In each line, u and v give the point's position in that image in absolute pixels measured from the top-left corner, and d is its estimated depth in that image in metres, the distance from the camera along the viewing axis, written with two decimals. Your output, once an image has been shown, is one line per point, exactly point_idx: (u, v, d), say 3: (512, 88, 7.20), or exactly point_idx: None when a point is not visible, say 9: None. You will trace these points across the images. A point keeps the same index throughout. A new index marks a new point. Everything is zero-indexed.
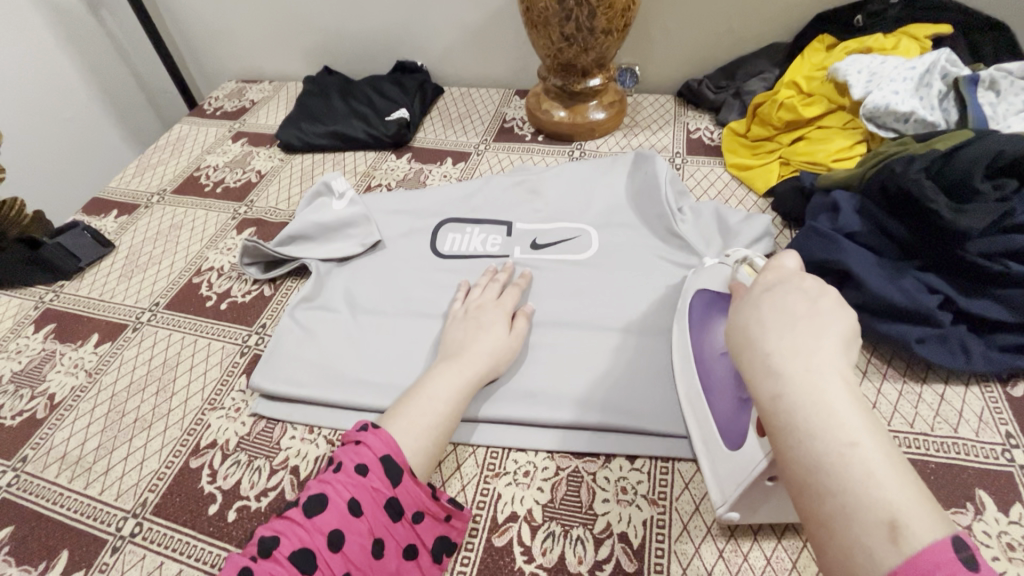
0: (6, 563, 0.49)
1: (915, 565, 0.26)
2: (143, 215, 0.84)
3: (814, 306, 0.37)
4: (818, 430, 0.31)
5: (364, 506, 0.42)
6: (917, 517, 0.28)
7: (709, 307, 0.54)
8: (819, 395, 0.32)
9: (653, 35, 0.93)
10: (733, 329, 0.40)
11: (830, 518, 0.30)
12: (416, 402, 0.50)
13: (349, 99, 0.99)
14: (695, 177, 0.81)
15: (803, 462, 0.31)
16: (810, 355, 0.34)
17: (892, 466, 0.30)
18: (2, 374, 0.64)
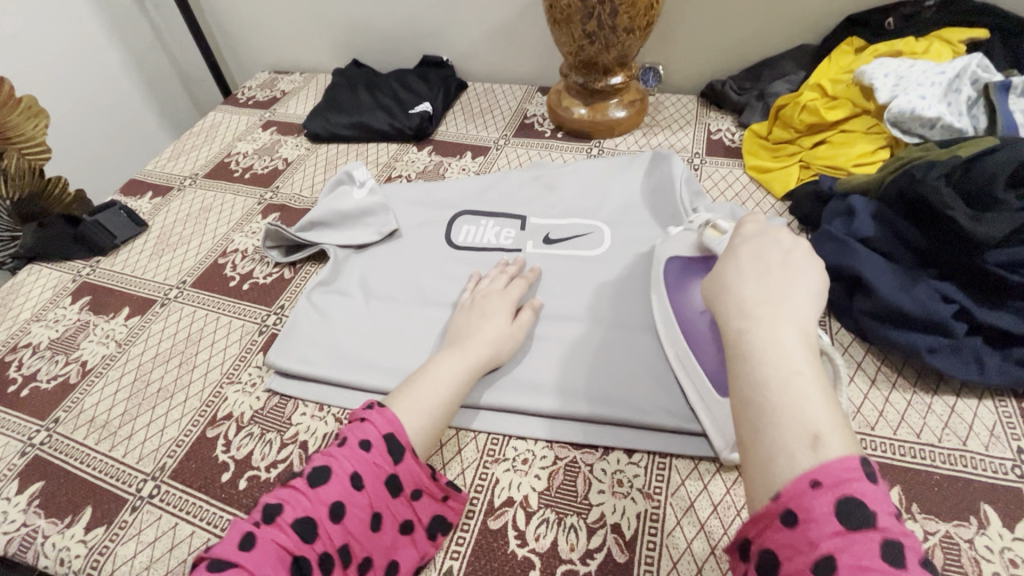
0: (36, 514, 0.53)
1: (829, 469, 0.30)
2: (176, 197, 0.88)
3: (788, 261, 0.40)
4: (770, 359, 0.35)
5: (366, 481, 0.44)
6: (836, 436, 0.32)
7: (683, 274, 0.57)
8: (779, 332, 0.35)
9: (677, 36, 0.92)
10: (714, 278, 0.42)
11: (758, 426, 0.34)
12: (421, 385, 0.52)
13: (375, 92, 1.01)
14: (713, 178, 0.81)
15: (750, 381, 0.35)
16: (779, 302, 0.37)
17: (828, 396, 0.33)
18: (40, 341, 0.68)
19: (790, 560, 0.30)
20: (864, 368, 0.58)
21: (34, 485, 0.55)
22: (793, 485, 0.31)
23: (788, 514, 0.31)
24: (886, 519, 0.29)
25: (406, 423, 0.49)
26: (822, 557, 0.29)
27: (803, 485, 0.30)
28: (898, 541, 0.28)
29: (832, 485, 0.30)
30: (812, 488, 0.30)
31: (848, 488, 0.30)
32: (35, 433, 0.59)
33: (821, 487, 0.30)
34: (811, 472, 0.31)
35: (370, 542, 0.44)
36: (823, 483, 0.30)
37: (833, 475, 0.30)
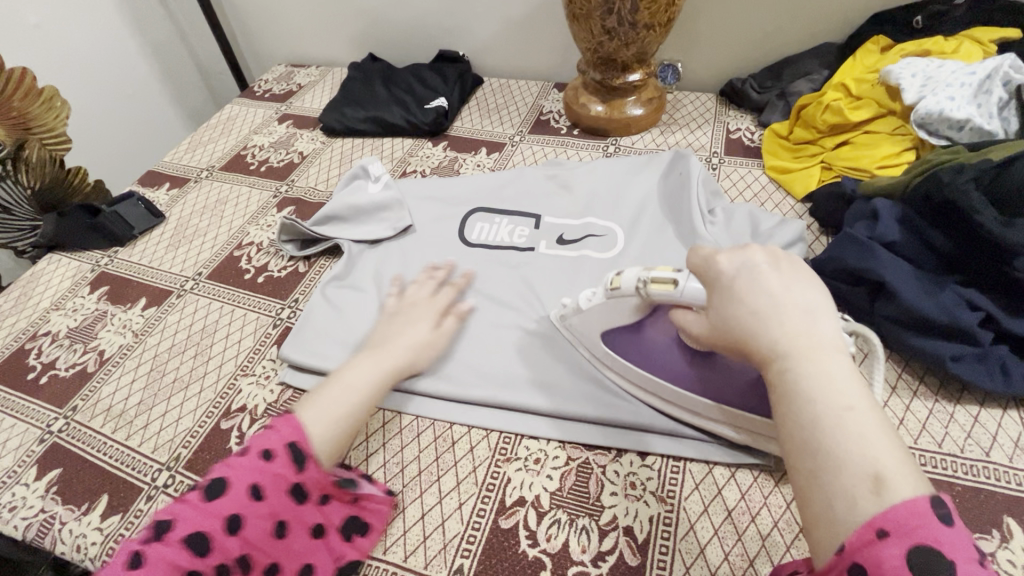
0: (54, 501, 0.53)
1: (894, 513, 0.28)
2: (192, 188, 0.88)
3: (789, 283, 0.38)
4: (817, 396, 0.33)
5: (266, 491, 0.43)
6: (902, 476, 0.29)
7: (629, 337, 0.53)
8: (819, 366, 0.34)
9: (697, 33, 0.91)
10: (722, 316, 0.40)
11: (816, 474, 0.31)
12: (331, 390, 0.50)
13: (391, 87, 1.01)
14: (731, 178, 0.80)
15: (798, 422, 0.33)
16: (810, 333, 0.35)
17: (881, 430, 0.31)
18: (59, 330, 0.69)
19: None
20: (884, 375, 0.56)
21: (52, 471, 0.56)
22: (857, 535, 0.28)
23: (857, 567, 0.28)
24: (965, 568, 0.27)
25: (312, 432, 0.46)
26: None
27: (869, 534, 0.28)
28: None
29: (901, 532, 0.28)
30: (878, 537, 0.28)
31: (921, 536, 0.27)
32: (53, 420, 0.60)
33: (889, 536, 0.28)
34: (877, 518, 0.28)
35: (276, 550, 0.43)
36: (891, 532, 0.28)
37: (902, 521, 0.28)
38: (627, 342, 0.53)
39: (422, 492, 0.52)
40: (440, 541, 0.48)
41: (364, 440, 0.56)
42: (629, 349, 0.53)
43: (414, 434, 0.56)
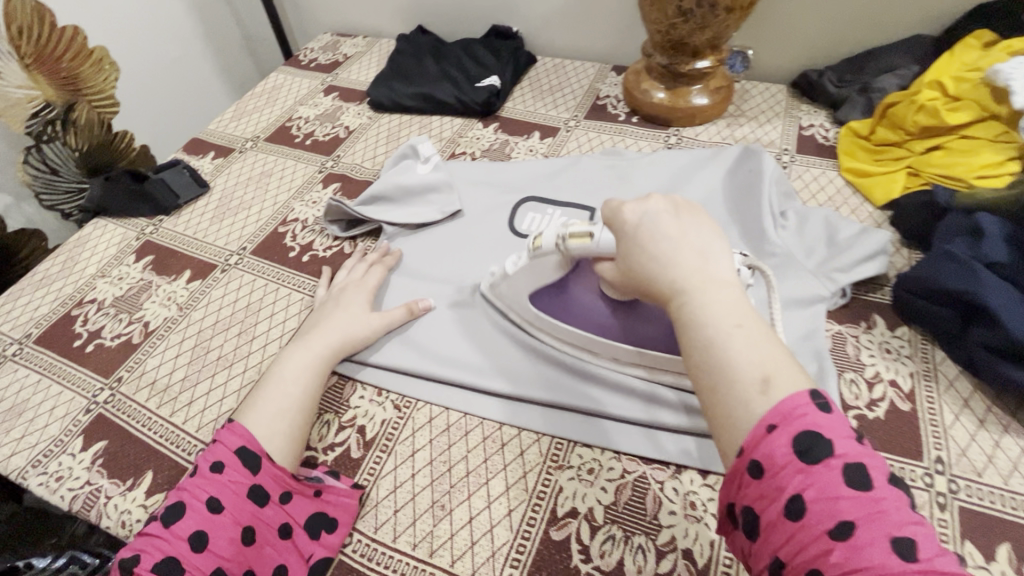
0: (99, 474, 0.53)
1: (781, 407, 0.32)
2: (237, 159, 0.86)
3: (683, 226, 0.41)
4: (710, 319, 0.36)
5: (224, 502, 0.44)
6: (785, 374, 0.33)
7: (557, 292, 0.55)
8: (709, 296, 0.37)
9: (775, 17, 0.84)
10: (626, 263, 0.42)
11: (713, 387, 0.34)
12: (269, 391, 0.52)
13: (441, 62, 0.97)
14: (803, 180, 0.75)
15: (696, 347, 0.36)
16: (699, 268, 0.38)
17: (767, 340, 0.35)
18: (105, 298, 0.68)
19: (765, 510, 0.31)
20: (971, 407, 0.52)
21: (97, 444, 0.55)
22: (752, 435, 0.32)
23: (755, 465, 0.31)
24: (843, 444, 0.31)
25: (258, 437, 0.49)
26: (791, 498, 0.30)
27: (760, 431, 0.32)
28: (861, 465, 0.30)
29: (785, 423, 0.31)
30: (768, 431, 0.31)
31: (804, 424, 0.31)
32: (98, 390, 0.59)
33: (777, 429, 0.31)
34: (767, 416, 0.32)
35: (248, 557, 0.43)
36: (778, 425, 0.31)
37: (787, 414, 0.31)
38: (555, 297, 0.55)
39: (470, 494, 0.50)
40: (488, 548, 0.47)
41: (411, 435, 0.54)
42: (551, 304, 0.56)
43: (462, 432, 0.54)
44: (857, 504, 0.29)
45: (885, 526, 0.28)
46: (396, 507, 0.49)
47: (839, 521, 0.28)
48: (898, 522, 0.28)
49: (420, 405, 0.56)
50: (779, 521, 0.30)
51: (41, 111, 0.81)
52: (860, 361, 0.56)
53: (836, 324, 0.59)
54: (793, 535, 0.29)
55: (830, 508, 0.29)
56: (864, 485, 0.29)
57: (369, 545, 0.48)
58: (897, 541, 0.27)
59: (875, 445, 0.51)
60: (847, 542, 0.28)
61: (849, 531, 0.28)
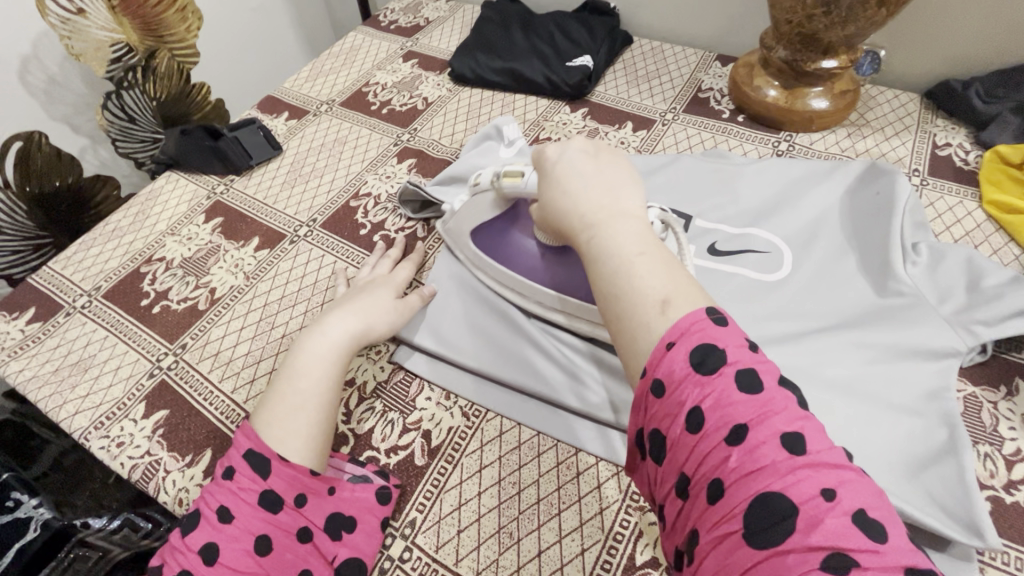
0: (159, 445, 0.52)
1: (678, 325, 0.31)
2: (311, 122, 0.83)
3: (598, 166, 0.43)
4: (614, 248, 0.37)
5: (235, 512, 0.42)
6: (684, 296, 0.33)
7: (496, 238, 0.57)
8: (614, 229, 0.38)
9: (925, 15, 0.72)
10: (545, 201, 0.44)
11: (620, 314, 0.34)
12: (284, 384, 0.48)
13: (531, 35, 0.89)
14: (936, 209, 0.66)
15: (603, 278, 0.36)
16: (611, 204, 0.40)
17: (669, 265, 0.35)
18: (173, 258, 0.66)
19: (668, 429, 0.30)
20: None
21: (158, 413, 0.54)
22: (653, 354, 0.32)
23: (657, 383, 0.31)
24: (737, 352, 0.30)
25: (268, 436, 0.45)
26: (690, 412, 0.29)
27: (660, 350, 0.31)
28: (752, 370, 0.30)
29: (683, 340, 0.31)
30: (667, 348, 0.31)
31: (700, 336, 0.31)
32: (163, 355, 0.58)
33: (675, 346, 0.31)
34: (665, 335, 0.32)
35: (267, 567, 0.41)
36: (676, 342, 0.31)
37: (684, 332, 0.31)
38: (494, 236, 0.57)
39: (540, 525, 0.46)
40: None
41: (480, 448, 0.50)
42: (493, 253, 0.57)
43: (535, 453, 0.50)
44: (748, 407, 0.28)
45: (775, 424, 0.28)
46: (459, 528, 0.46)
47: (734, 427, 0.28)
48: (787, 419, 0.28)
49: (490, 416, 0.53)
50: (681, 439, 0.29)
51: (122, 56, 0.83)
52: (997, 434, 0.49)
53: (969, 384, 0.52)
54: (693, 451, 0.29)
55: (726, 416, 0.28)
56: (754, 388, 0.29)
57: (429, 565, 0.45)
58: (786, 437, 0.27)
59: (1013, 536, 0.44)
60: (741, 446, 0.28)
61: (743, 436, 0.28)
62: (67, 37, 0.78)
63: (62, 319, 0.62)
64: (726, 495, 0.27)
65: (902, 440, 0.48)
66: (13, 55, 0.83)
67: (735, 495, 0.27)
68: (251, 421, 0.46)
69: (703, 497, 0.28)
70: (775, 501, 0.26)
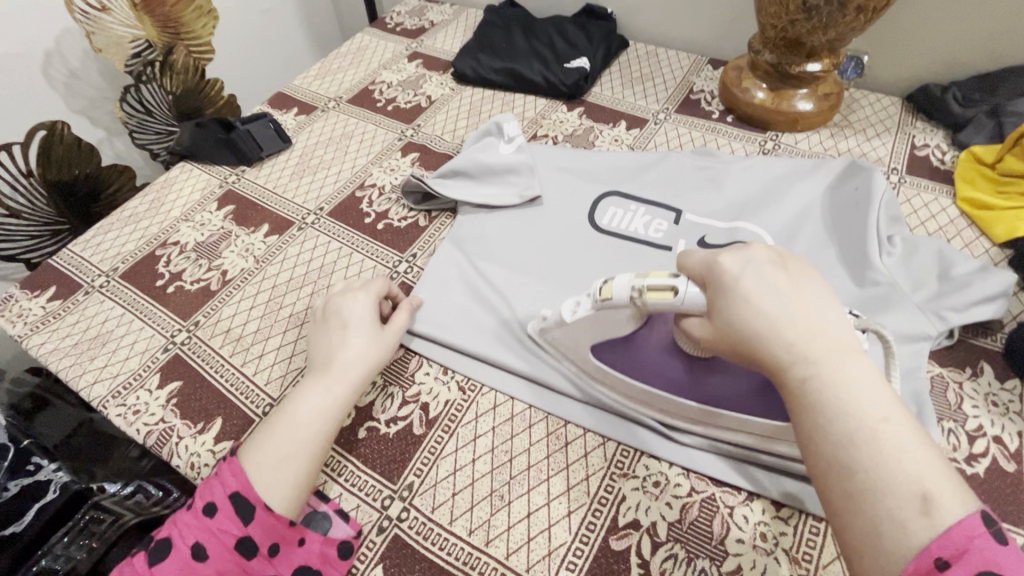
0: (173, 413, 0.55)
1: (952, 537, 0.27)
2: (319, 118, 0.86)
3: (796, 282, 0.37)
4: (850, 409, 0.31)
5: (210, 550, 0.43)
6: (948, 491, 0.29)
7: (624, 350, 0.50)
8: (844, 380, 0.32)
9: (904, 23, 0.76)
10: (723, 316, 0.37)
11: (858, 496, 0.30)
12: (280, 431, 0.47)
13: (530, 37, 0.93)
14: (912, 205, 0.69)
15: (829, 440, 0.31)
16: (830, 341, 0.34)
17: (919, 441, 0.30)
18: (187, 242, 0.70)
19: None
20: None
21: (172, 383, 0.57)
22: (918, 569, 0.27)
23: None
24: None
25: (258, 483, 0.45)
26: None
27: (928, 564, 0.27)
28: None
29: (959, 559, 0.27)
30: (938, 567, 0.27)
31: (982, 561, 0.27)
32: (176, 331, 0.61)
33: (950, 566, 0.27)
34: (933, 546, 0.27)
35: None
36: (952, 561, 0.27)
37: (957, 546, 0.27)
38: (620, 349, 0.50)
39: (530, 489, 0.49)
40: (544, 546, 0.46)
41: (474, 419, 0.54)
42: (619, 364, 0.50)
43: (526, 424, 0.53)
44: None
45: None
46: (454, 490, 0.49)
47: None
48: None
49: (486, 390, 0.56)
50: None
51: (141, 51, 0.88)
52: (961, 412, 0.52)
53: (936, 366, 0.55)
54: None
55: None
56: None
57: (425, 524, 0.48)
58: None
59: None
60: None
61: None
62: (91, 32, 0.82)
63: (81, 297, 0.65)
64: None
65: None
66: (38, 50, 0.87)
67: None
68: (239, 457, 0.47)
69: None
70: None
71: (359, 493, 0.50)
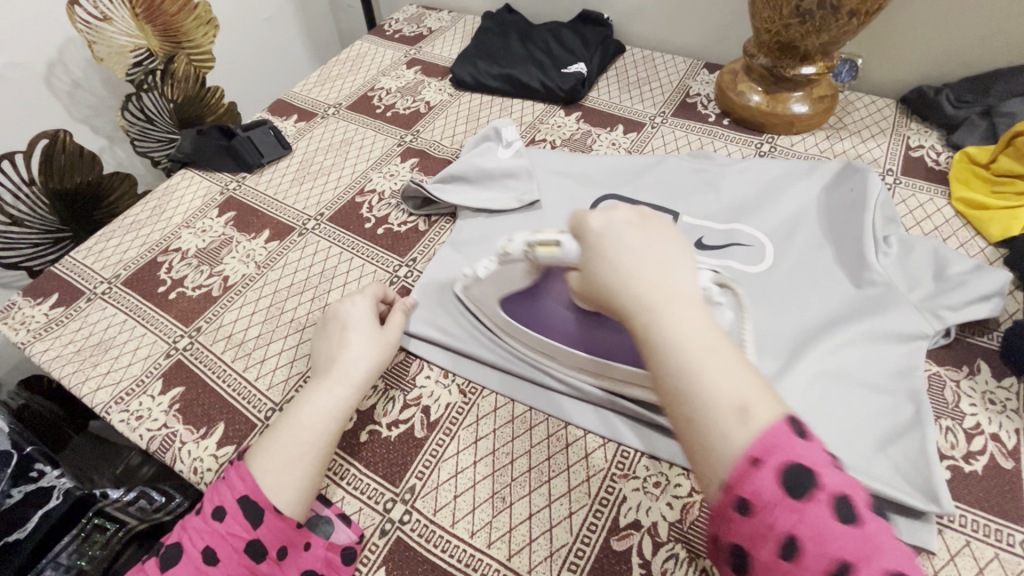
0: (175, 418, 0.55)
1: (763, 441, 0.31)
2: (319, 124, 0.87)
3: (645, 237, 0.40)
4: (681, 341, 0.34)
5: (220, 554, 0.43)
6: (762, 404, 0.32)
7: (527, 304, 0.53)
8: (676, 317, 0.35)
9: (897, 26, 0.77)
10: (589, 274, 0.40)
11: (691, 417, 0.33)
12: (286, 432, 0.48)
13: (527, 43, 0.94)
14: (908, 206, 0.70)
15: (667, 373, 0.34)
16: (668, 285, 0.37)
17: (740, 365, 0.34)
18: (188, 249, 0.70)
19: (758, 551, 0.30)
20: None
21: (175, 389, 0.57)
22: (737, 471, 0.31)
23: (741, 501, 0.30)
24: (829, 477, 0.31)
25: (265, 485, 0.45)
26: (785, 538, 0.29)
27: (745, 466, 0.31)
28: (846, 498, 0.30)
29: (769, 458, 0.30)
30: (753, 466, 0.31)
31: (788, 455, 0.30)
32: (179, 337, 0.62)
33: (761, 465, 0.30)
34: (749, 450, 0.31)
35: None
36: (763, 460, 0.30)
37: (768, 448, 0.31)
38: (522, 303, 0.54)
39: (531, 491, 0.49)
40: (546, 547, 0.46)
41: (476, 421, 0.54)
42: (525, 316, 0.54)
43: (527, 427, 0.53)
44: (849, 542, 0.29)
45: (880, 562, 0.28)
46: (455, 493, 0.49)
47: (834, 562, 0.28)
48: (891, 557, 0.28)
49: (486, 393, 0.56)
50: (775, 564, 0.29)
51: (143, 60, 0.88)
52: (959, 410, 0.52)
53: (934, 364, 0.56)
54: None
55: (824, 549, 0.28)
56: (851, 520, 0.29)
57: (428, 526, 0.48)
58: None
59: (970, 501, 0.47)
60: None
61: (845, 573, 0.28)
62: (94, 42, 0.81)
63: (84, 304, 0.65)
64: None
65: (872, 416, 0.51)
66: (40, 60, 0.88)
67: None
68: (246, 461, 0.47)
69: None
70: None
71: (363, 497, 0.50)
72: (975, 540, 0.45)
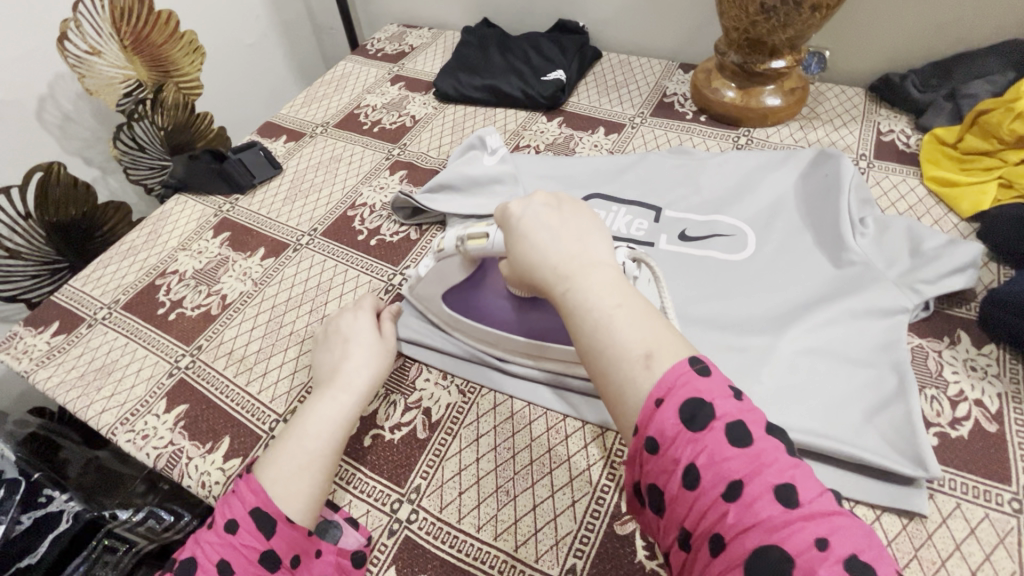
0: (181, 435, 0.56)
1: (663, 382, 0.35)
2: (308, 143, 0.89)
3: (562, 217, 0.46)
4: (593, 304, 0.39)
5: (235, 566, 0.43)
6: (664, 350, 0.37)
7: (467, 299, 0.58)
8: (588, 284, 0.40)
9: (860, 18, 0.80)
10: (516, 256, 0.45)
11: (605, 371, 0.38)
12: (291, 441, 0.49)
13: (507, 55, 0.96)
14: (881, 188, 0.72)
15: (585, 335, 0.39)
16: (581, 257, 0.42)
17: (645, 317, 0.39)
18: (186, 270, 0.72)
19: (667, 485, 0.33)
20: None
21: (179, 407, 0.58)
22: (645, 411, 0.35)
23: (650, 440, 0.34)
24: (723, 405, 0.34)
25: (275, 493, 0.46)
26: (686, 469, 0.33)
27: (650, 407, 0.35)
28: (740, 423, 0.33)
29: (669, 396, 0.34)
30: (656, 406, 0.35)
31: (686, 392, 0.34)
32: (180, 356, 0.63)
33: (663, 403, 0.34)
34: (653, 392, 0.35)
35: None
36: (664, 399, 0.34)
37: (668, 387, 0.35)
38: (463, 297, 0.58)
39: (534, 483, 0.50)
40: (552, 536, 0.47)
41: (476, 420, 0.55)
42: (465, 311, 0.58)
43: (526, 421, 0.55)
44: (742, 463, 0.32)
45: (767, 477, 0.31)
46: (461, 490, 0.50)
47: (728, 483, 0.31)
48: (779, 471, 0.31)
49: (485, 391, 0.58)
50: (681, 494, 0.33)
51: (133, 91, 0.90)
52: (942, 378, 0.54)
53: (916, 337, 0.57)
54: (692, 506, 0.32)
55: (719, 472, 0.32)
56: (743, 441, 0.33)
57: (436, 524, 0.49)
58: (779, 489, 0.31)
59: (958, 465, 0.49)
60: (738, 501, 0.31)
61: (738, 492, 0.31)
62: (83, 75, 0.84)
63: (85, 330, 0.66)
64: (727, 548, 0.30)
65: (858, 389, 0.53)
66: (31, 96, 0.90)
67: (735, 548, 0.30)
68: (255, 472, 0.48)
69: (706, 549, 0.31)
70: (772, 551, 0.29)
71: (372, 501, 0.51)
72: (966, 501, 0.47)
